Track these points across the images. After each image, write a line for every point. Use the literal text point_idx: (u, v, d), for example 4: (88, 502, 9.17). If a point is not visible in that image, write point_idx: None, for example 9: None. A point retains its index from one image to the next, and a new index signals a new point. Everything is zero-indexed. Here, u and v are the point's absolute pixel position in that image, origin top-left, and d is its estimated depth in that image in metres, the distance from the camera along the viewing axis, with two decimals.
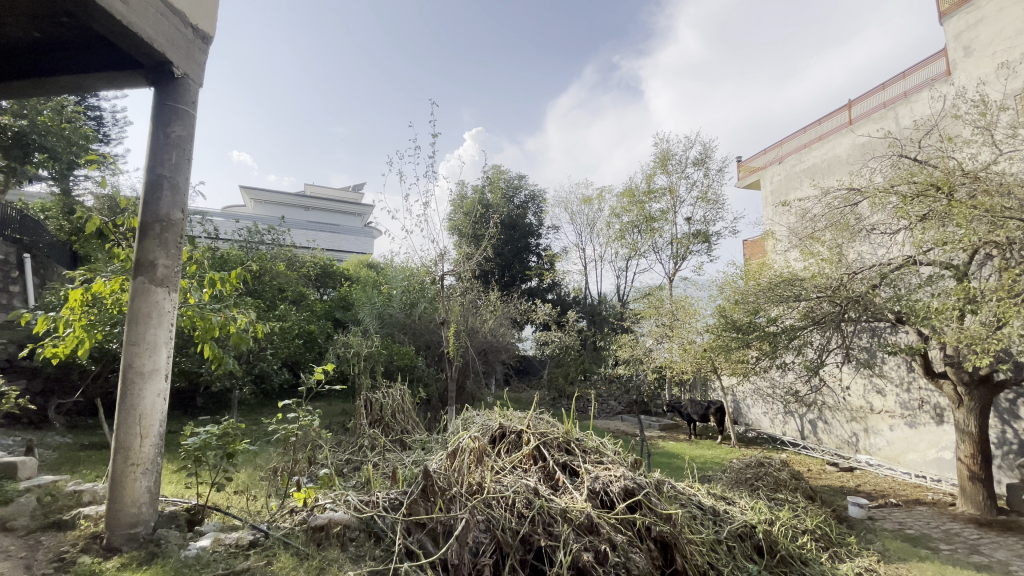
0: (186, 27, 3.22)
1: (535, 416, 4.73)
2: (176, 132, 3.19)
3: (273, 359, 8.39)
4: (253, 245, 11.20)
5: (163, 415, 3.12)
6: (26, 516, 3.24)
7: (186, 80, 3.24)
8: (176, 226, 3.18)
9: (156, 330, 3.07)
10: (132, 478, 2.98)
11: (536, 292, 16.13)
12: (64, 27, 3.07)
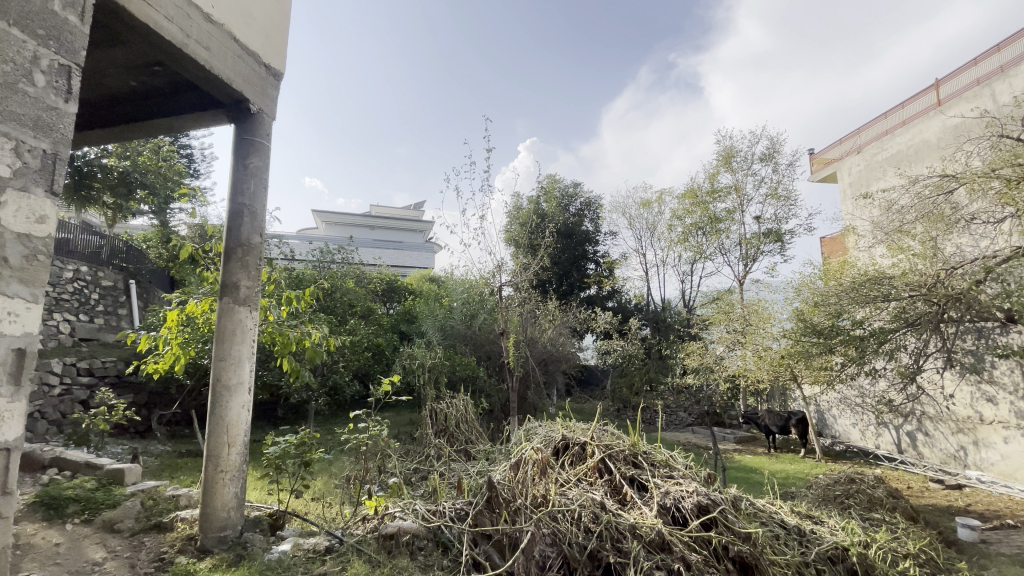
0: (260, 66, 3.46)
1: (600, 427, 4.60)
2: (253, 163, 3.45)
3: (345, 371, 8.86)
4: (325, 264, 11.89)
5: (248, 426, 3.35)
6: (132, 518, 3.60)
7: (261, 114, 3.50)
8: (256, 250, 3.42)
9: (239, 347, 3.30)
10: (222, 484, 3.20)
11: (595, 300, 15.91)
12: (157, 74, 3.38)
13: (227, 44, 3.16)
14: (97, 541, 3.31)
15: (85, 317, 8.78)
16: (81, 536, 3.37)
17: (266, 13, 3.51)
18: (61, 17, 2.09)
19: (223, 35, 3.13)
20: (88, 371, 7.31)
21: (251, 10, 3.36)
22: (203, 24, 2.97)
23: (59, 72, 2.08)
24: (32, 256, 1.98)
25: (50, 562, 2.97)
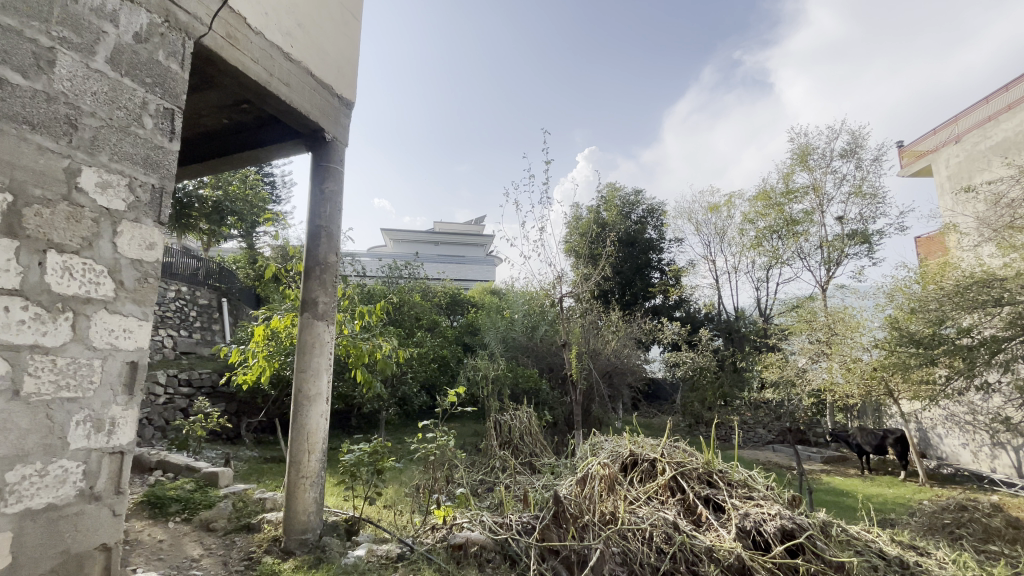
0: (333, 97, 3.71)
1: (670, 443, 4.41)
2: (329, 187, 3.71)
3: (412, 382, 9.17)
4: (393, 280, 12.43)
5: (326, 434, 3.54)
6: (225, 519, 3.91)
7: (335, 142, 3.75)
8: (332, 267, 3.65)
9: (317, 359, 3.52)
10: (303, 489, 3.40)
11: (661, 310, 15.41)
12: (245, 111, 3.72)
13: (304, 80, 3.41)
14: (195, 539, 3.62)
15: (185, 333, 9.73)
16: (182, 533, 3.71)
17: (338, 47, 3.75)
18: (164, 67, 2.37)
19: (301, 72, 3.38)
20: (188, 382, 8.07)
21: (325, 46, 3.61)
22: (284, 63, 3.23)
23: (164, 115, 2.36)
24: (144, 279, 2.25)
25: (156, 556, 3.28)
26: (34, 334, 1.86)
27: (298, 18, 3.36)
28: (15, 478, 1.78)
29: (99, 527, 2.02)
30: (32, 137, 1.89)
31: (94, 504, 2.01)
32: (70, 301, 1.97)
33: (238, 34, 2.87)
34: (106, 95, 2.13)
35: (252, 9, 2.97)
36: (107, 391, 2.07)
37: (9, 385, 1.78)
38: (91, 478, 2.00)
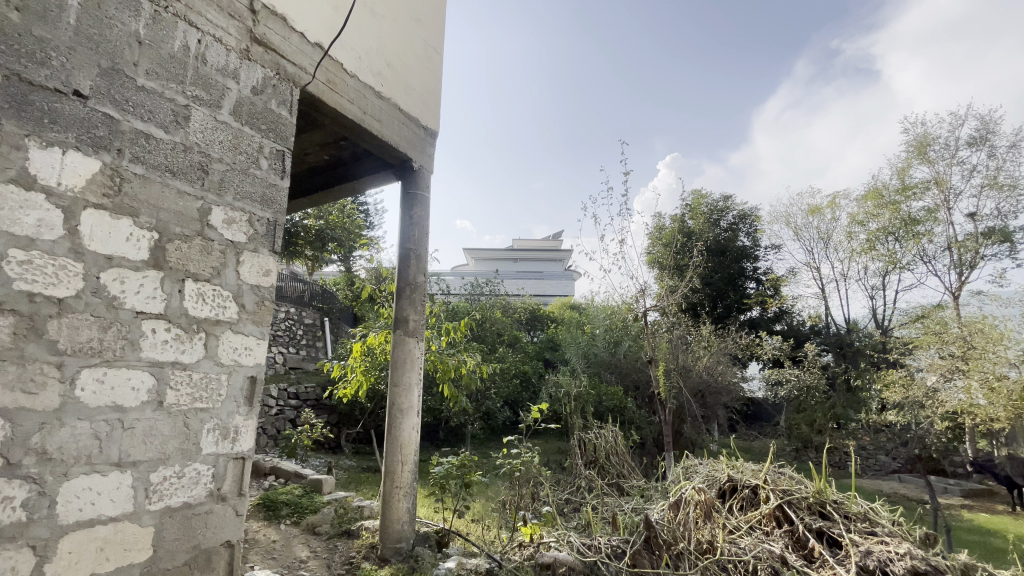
0: (419, 127, 3.95)
1: (774, 469, 4.05)
2: (417, 213, 3.94)
3: (496, 398, 9.34)
4: (476, 297, 12.79)
5: (417, 446, 3.70)
6: (328, 524, 4.20)
7: (421, 170, 3.97)
8: (420, 287, 3.85)
9: (409, 374, 3.70)
10: (397, 499, 3.56)
11: (758, 323, 14.39)
12: (343, 148, 4.07)
13: (393, 115, 3.67)
14: (303, 541, 3.94)
15: (293, 349, 10.69)
16: (292, 535, 4.04)
17: (423, 81, 3.99)
18: (275, 114, 2.68)
19: (391, 107, 3.64)
20: (295, 395, 8.83)
21: (411, 81, 3.86)
22: (375, 101, 3.50)
23: (275, 156, 2.65)
24: (261, 302, 2.52)
25: (270, 555, 3.61)
26: (175, 352, 2.15)
27: (387, 58, 3.64)
28: (158, 478, 2.05)
29: (225, 525, 2.27)
30: (174, 183, 2.22)
31: (220, 505, 2.25)
32: (203, 323, 2.26)
33: (336, 80, 3.17)
34: (230, 143, 2.44)
35: (347, 56, 3.26)
36: (231, 403, 2.33)
37: (155, 397, 2.07)
38: (218, 480, 2.25)
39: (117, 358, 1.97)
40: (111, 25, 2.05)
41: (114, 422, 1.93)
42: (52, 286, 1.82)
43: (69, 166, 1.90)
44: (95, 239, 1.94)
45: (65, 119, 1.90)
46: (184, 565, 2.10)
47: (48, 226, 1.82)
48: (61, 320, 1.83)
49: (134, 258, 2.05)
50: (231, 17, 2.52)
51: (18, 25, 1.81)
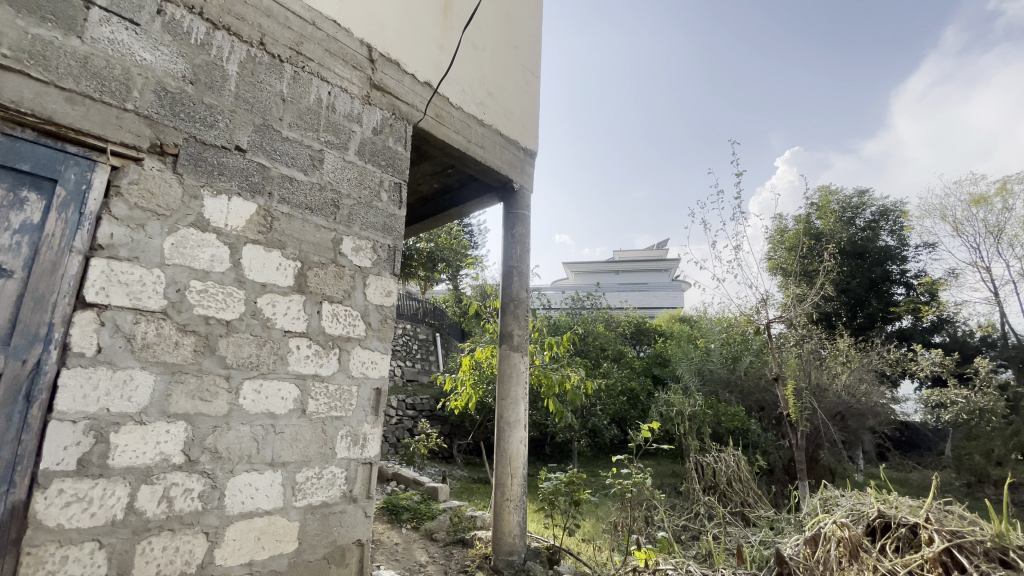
0: (520, 149, 4.09)
1: (939, 506, 3.43)
2: (519, 231, 4.05)
3: (603, 415, 9.30)
4: (577, 311, 12.75)
5: (525, 459, 3.75)
6: (444, 531, 4.41)
7: (522, 189, 4.09)
8: (524, 303, 3.95)
9: (515, 389, 3.79)
10: (508, 511, 3.61)
11: (910, 334, 12.53)
12: (451, 175, 4.34)
13: (495, 139, 3.84)
14: (422, 546, 4.17)
15: (410, 363, 11.46)
16: (412, 539, 4.30)
17: (522, 104, 4.14)
18: (392, 150, 2.96)
19: (493, 133, 3.82)
20: (412, 406, 9.44)
21: (511, 106, 4.02)
22: (479, 128, 3.70)
23: (393, 188, 2.92)
24: (384, 320, 2.76)
25: (394, 557, 3.87)
26: (315, 366, 2.44)
27: (488, 87, 3.83)
28: (303, 478, 2.32)
29: (356, 525, 2.49)
30: (312, 218, 2.53)
31: (352, 505, 2.48)
32: (337, 340, 2.54)
33: (444, 113, 3.41)
34: (355, 179, 2.74)
35: (453, 90, 3.50)
36: (360, 412, 2.58)
37: (299, 406, 2.35)
38: (350, 483, 2.49)
39: (270, 370, 2.28)
40: (262, 88, 2.43)
41: (267, 427, 2.23)
42: (221, 311, 2.16)
43: (233, 209, 2.26)
44: (253, 269, 2.29)
45: (230, 170, 2.27)
46: (323, 559, 2.34)
47: (218, 260, 2.18)
48: (229, 339, 2.17)
49: (282, 284, 2.38)
50: (354, 68, 2.85)
51: (195, 97, 2.21)
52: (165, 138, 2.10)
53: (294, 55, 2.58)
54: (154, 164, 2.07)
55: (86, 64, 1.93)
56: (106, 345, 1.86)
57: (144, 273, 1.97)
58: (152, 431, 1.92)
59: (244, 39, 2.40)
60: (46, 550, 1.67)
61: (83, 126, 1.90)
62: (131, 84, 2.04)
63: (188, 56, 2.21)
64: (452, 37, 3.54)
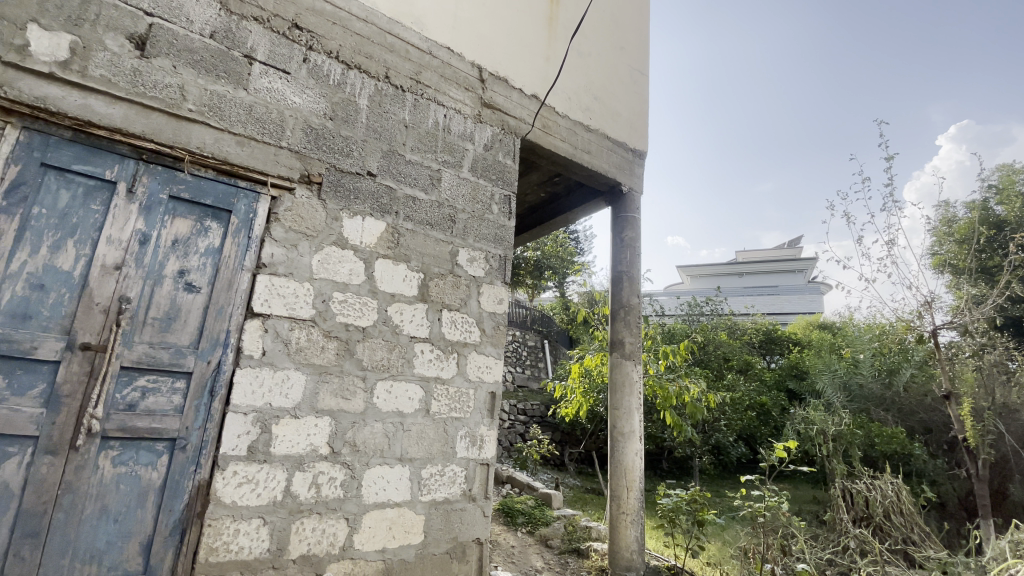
0: (630, 151, 3.99)
1: None
2: (629, 235, 3.93)
3: (728, 430, 8.66)
4: (695, 318, 12.00)
5: (642, 473, 3.59)
6: (559, 539, 4.40)
7: (632, 192, 3.97)
8: (635, 309, 3.83)
9: (629, 399, 3.67)
10: (625, 525, 3.47)
11: None
12: (558, 183, 4.38)
13: (603, 143, 3.80)
14: (538, 551, 4.21)
15: (520, 369, 11.67)
16: (528, 543, 4.36)
17: (630, 105, 4.06)
18: (502, 163, 3.08)
19: (601, 137, 3.79)
20: (523, 411, 9.61)
21: (618, 109, 3.96)
22: (586, 134, 3.69)
23: (503, 199, 3.04)
24: (496, 327, 2.87)
25: (510, 559, 3.95)
26: (437, 369, 2.61)
27: (595, 92, 3.82)
28: (427, 474, 2.49)
29: (475, 524, 2.60)
30: (431, 232, 2.73)
31: (472, 504, 2.60)
32: (456, 345, 2.70)
33: (551, 122, 3.46)
34: (469, 194, 2.90)
35: (560, 99, 3.55)
36: (477, 415, 2.70)
37: (423, 406, 2.53)
38: (469, 482, 2.61)
39: (398, 373, 2.49)
40: (387, 117, 2.69)
41: (396, 425, 2.44)
42: (358, 319, 2.42)
43: (367, 228, 2.52)
44: (383, 281, 2.52)
45: (363, 193, 2.54)
46: (446, 554, 2.48)
47: (355, 274, 2.45)
48: (364, 343, 2.42)
49: (407, 294, 2.59)
50: (466, 89, 3.04)
51: (335, 131, 2.51)
52: (311, 169, 2.42)
53: (414, 84, 2.82)
54: (304, 192, 2.39)
55: (251, 112, 2.30)
56: (269, 348, 2.17)
57: (297, 287, 2.28)
58: (304, 424, 2.20)
59: (372, 75, 2.68)
60: (223, 523, 1.98)
61: (250, 164, 2.26)
62: (285, 124, 2.38)
63: (328, 95, 2.52)
64: (557, 47, 3.60)
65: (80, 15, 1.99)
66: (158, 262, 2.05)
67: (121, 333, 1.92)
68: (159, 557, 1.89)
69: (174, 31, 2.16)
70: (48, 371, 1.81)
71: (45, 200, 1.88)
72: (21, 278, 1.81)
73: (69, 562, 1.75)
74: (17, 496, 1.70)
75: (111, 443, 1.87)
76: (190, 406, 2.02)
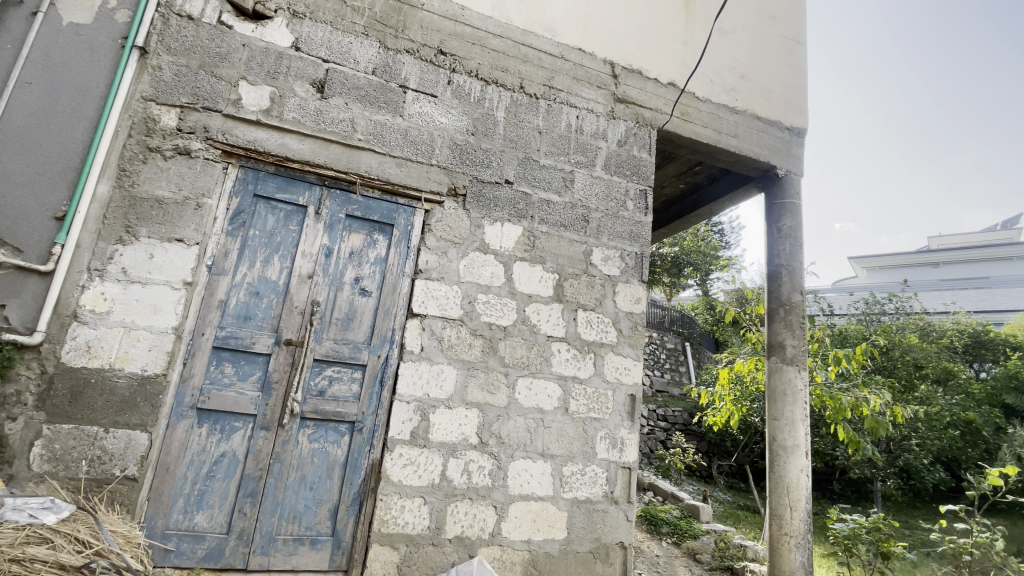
0: (783, 130, 3.59)
1: None
2: (787, 224, 3.50)
3: (923, 452, 7.19)
4: (874, 318, 10.20)
5: (809, 493, 3.15)
6: (709, 555, 4.12)
7: (789, 176, 3.56)
8: (798, 307, 3.38)
9: (792, 409, 3.25)
10: (787, 548, 3.06)
11: None
12: (698, 175, 4.12)
13: (751, 125, 3.48)
14: (684, 564, 3.99)
15: (658, 373, 11.04)
16: (674, 555, 4.15)
17: (783, 80, 3.66)
18: (637, 158, 3.01)
19: (748, 119, 3.47)
20: (664, 417, 9.18)
21: (768, 87, 3.60)
22: (730, 117, 3.41)
23: (640, 195, 2.96)
24: (635, 327, 2.81)
25: (655, 568, 3.80)
26: (575, 368, 2.64)
27: (740, 71, 3.52)
28: (569, 472, 2.52)
29: (619, 527, 2.56)
30: (566, 233, 2.78)
31: (614, 507, 2.57)
32: (592, 345, 2.70)
33: (690, 110, 3.28)
34: (603, 192, 2.89)
35: (699, 84, 3.34)
36: (617, 416, 2.66)
37: (562, 404, 2.58)
38: (611, 484, 2.59)
39: (538, 370, 2.58)
40: (523, 125, 2.80)
41: (537, 420, 2.52)
42: (499, 319, 2.56)
43: (506, 233, 2.66)
44: (521, 283, 2.63)
45: (503, 201, 2.69)
46: (589, 553, 2.49)
47: (496, 277, 2.59)
48: (506, 341, 2.55)
49: (544, 294, 2.67)
50: (599, 88, 3.03)
51: (476, 144, 2.70)
52: (457, 182, 2.63)
53: (547, 90, 2.90)
54: (451, 203, 2.61)
55: (406, 134, 2.58)
56: (425, 345, 2.41)
57: (447, 289, 2.49)
58: (456, 414, 2.39)
59: (509, 86, 2.82)
60: (391, 498, 2.24)
61: (407, 181, 2.54)
62: (434, 143, 2.63)
63: (469, 111, 2.72)
64: (694, 31, 3.41)
65: (277, 69, 2.43)
66: (339, 271, 2.40)
67: (313, 330, 2.30)
68: (343, 522, 2.22)
69: (345, 72, 2.53)
70: (263, 362, 2.23)
71: (258, 223, 2.33)
72: (243, 287, 2.26)
73: (279, 519, 2.14)
74: (243, 462, 2.13)
75: (308, 423, 2.24)
76: (365, 393, 2.33)
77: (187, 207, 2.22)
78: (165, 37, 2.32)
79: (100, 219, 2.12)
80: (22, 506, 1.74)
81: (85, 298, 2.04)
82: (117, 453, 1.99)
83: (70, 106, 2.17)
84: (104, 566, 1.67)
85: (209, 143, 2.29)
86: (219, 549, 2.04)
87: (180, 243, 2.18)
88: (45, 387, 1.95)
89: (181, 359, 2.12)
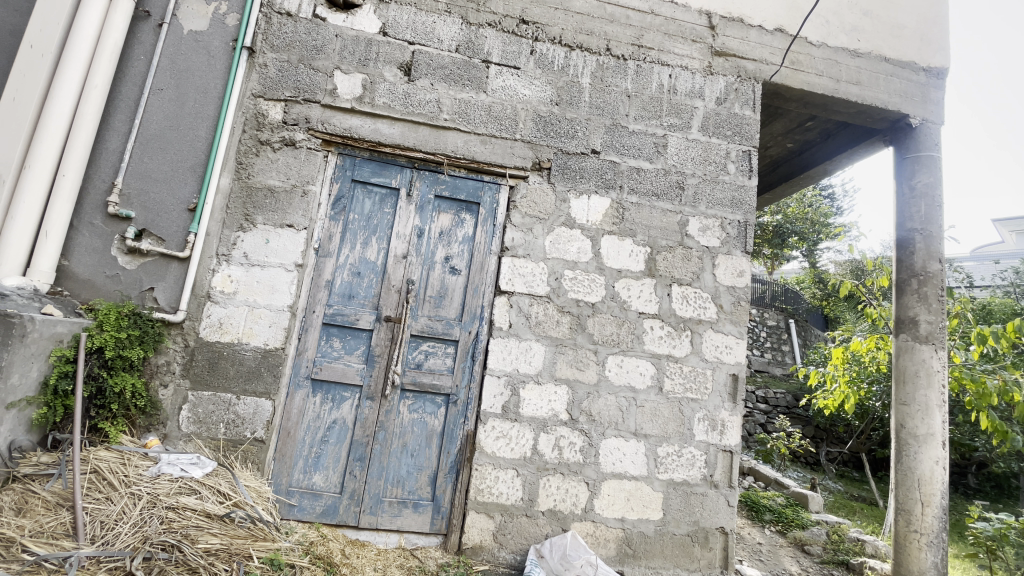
0: (918, 71, 3.08)
1: None
2: (922, 181, 3.04)
3: None
4: None
5: (946, 488, 2.78)
6: (820, 546, 3.82)
7: (925, 125, 3.06)
8: (935, 278, 2.94)
9: (926, 393, 2.86)
10: (916, 547, 2.73)
11: None
12: (810, 132, 3.69)
13: (876, 69, 3.03)
14: (791, 554, 3.72)
15: (758, 352, 10.32)
16: (778, 544, 3.90)
17: (919, 13, 3.13)
18: (738, 116, 2.75)
19: (873, 62, 3.02)
20: (765, 399, 8.59)
21: (898, 21, 3.10)
22: (851, 62, 2.99)
23: (742, 157, 2.71)
24: (737, 302, 2.60)
25: (758, 556, 3.59)
26: (670, 346, 2.52)
27: (863, 6, 3.06)
28: (664, 452, 2.44)
29: (719, 512, 2.44)
30: (659, 203, 2.62)
31: (714, 491, 2.45)
32: (689, 323, 2.55)
33: (801, 57, 2.92)
34: (700, 156, 2.68)
35: (811, 27, 2.96)
36: (717, 397, 2.51)
37: (656, 383, 2.48)
38: (710, 467, 2.46)
39: (630, 348, 2.49)
40: (610, 90, 2.67)
41: (630, 399, 2.45)
42: (588, 295, 2.50)
43: (593, 206, 2.57)
44: (610, 258, 2.54)
45: (589, 172, 2.59)
46: (686, 535, 2.40)
47: (583, 252, 2.52)
48: (595, 318, 2.49)
49: (635, 270, 2.55)
50: (694, 42, 2.80)
51: (561, 114, 2.61)
52: (541, 155, 2.57)
53: (636, 50, 2.73)
54: (536, 178, 2.56)
55: (490, 111, 2.56)
56: (514, 322, 2.42)
57: (534, 266, 2.47)
58: (546, 390, 2.39)
59: (594, 50, 2.69)
60: (486, 469, 2.30)
61: (492, 159, 2.53)
62: (518, 117, 2.58)
63: (553, 81, 2.63)
64: None
65: (367, 56, 2.51)
66: (430, 250, 2.47)
67: (409, 307, 2.40)
68: (442, 489, 2.32)
69: (430, 53, 2.55)
70: (366, 337, 2.37)
71: (357, 206, 2.46)
72: (346, 268, 2.41)
73: (385, 483, 2.29)
74: (352, 429, 2.30)
75: (407, 394, 2.36)
76: (458, 367, 2.40)
77: (294, 194, 2.39)
78: (269, 36, 2.49)
79: (224, 208, 2.35)
80: (175, 461, 2.04)
81: (216, 281, 2.29)
82: (247, 417, 2.23)
83: (194, 107, 2.41)
84: (241, 517, 1.92)
85: (311, 133, 2.43)
86: (334, 506, 2.24)
87: (291, 228, 2.36)
88: (188, 359, 2.23)
89: (296, 335, 2.32)
